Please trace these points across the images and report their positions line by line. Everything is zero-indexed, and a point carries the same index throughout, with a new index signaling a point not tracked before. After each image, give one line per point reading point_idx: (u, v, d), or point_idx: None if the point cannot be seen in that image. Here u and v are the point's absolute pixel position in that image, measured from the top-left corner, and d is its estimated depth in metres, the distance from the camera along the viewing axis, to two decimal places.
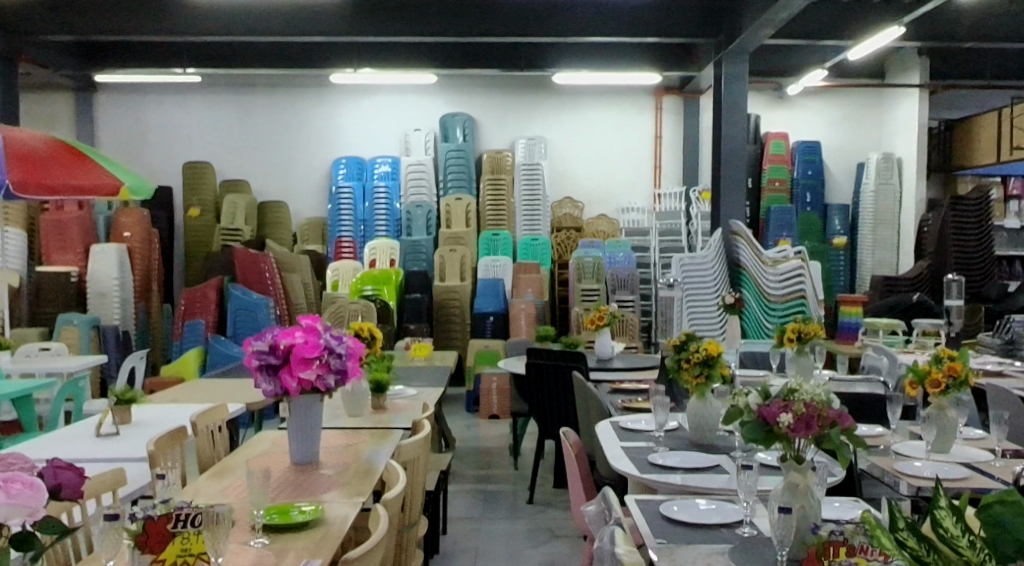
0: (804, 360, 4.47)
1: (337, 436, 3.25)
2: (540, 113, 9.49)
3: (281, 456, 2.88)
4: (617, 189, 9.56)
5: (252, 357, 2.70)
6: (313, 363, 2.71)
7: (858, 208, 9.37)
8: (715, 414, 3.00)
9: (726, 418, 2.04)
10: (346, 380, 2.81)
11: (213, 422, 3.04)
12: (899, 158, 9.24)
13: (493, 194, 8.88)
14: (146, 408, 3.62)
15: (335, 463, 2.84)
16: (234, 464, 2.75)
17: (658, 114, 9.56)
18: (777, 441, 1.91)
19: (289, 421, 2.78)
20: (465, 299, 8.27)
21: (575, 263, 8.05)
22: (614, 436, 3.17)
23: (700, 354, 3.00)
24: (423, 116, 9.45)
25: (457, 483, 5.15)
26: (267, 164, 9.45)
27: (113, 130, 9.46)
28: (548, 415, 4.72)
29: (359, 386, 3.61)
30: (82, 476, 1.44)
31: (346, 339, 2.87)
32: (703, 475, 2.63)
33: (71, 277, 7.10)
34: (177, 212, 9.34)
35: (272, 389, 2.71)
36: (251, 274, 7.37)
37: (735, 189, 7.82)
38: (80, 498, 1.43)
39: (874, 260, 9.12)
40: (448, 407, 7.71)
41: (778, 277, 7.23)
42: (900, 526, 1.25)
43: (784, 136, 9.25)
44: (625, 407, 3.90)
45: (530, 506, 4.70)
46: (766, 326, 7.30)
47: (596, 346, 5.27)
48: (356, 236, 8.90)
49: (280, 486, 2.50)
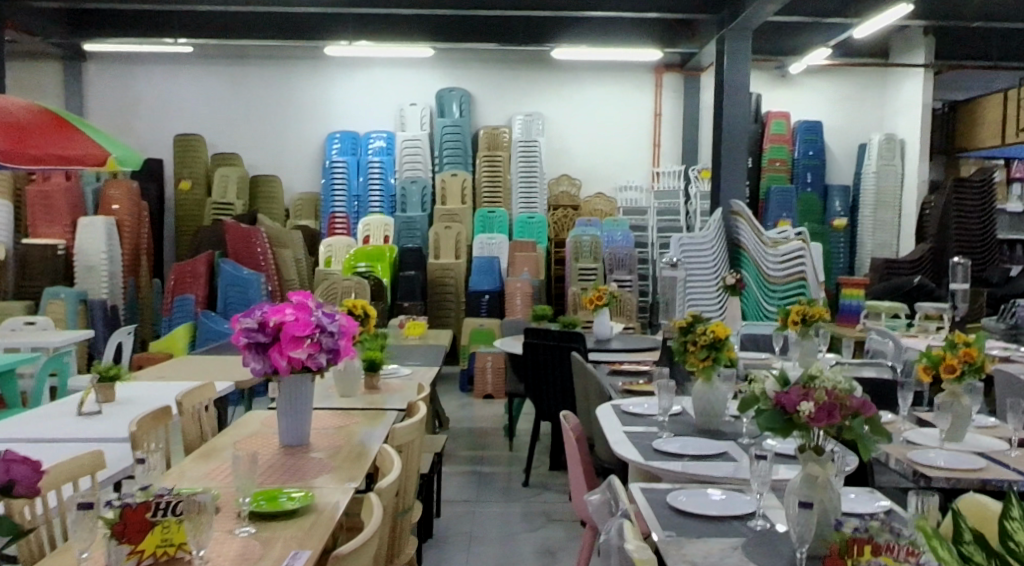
0: (808, 343, 4.37)
1: (328, 417, 3.14)
2: (538, 89, 9.33)
3: (270, 437, 2.76)
4: (615, 167, 9.42)
5: (240, 334, 2.58)
6: (304, 342, 2.59)
7: (860, 189, 9.25)
8: (721, 398, 2.90)
9: (741, 405, 1.95)
10: (338, 359, 2.68)
11: (199, 401, 2.91)
12: (902, 140, 9.12)
13: (489, 170, 8.74)
14: (132, 385, 3.50)
15: (326, 445, 2.72)
16: (221, 446, 2.64)
17: (658, 91, 9.41)
18: (796, 429, 1.81)
19: (279, 402, 2.66)
20: (460, 277, 8.14)
21: (572, 241, 7.92)
22: (616, 420, 3.07)
23: (707, 337, 2.91)
24: (419, 90, 9.27)
25: (451, 464, 5.05)
26: (260, 137, 9.28)
27: (102, 100, 9.25)
28: (546, 397, 4.61)
29: (352, 364, 3.49)
30: (36, 472, 1.41)
31: (339, 316, 2.73)
32: (708, 462, 2.52)
33: (58, 250, 6.95)
34: (167, 185, 9.16)
35: (261, 368, 2.59)
36: (242, 248, 7.22)
37: (735, 168, 7.70)
38: (34, 495, 1.39)
39: (874, 242, 9.03)
40: (442, 386, 7.61)
41: (779, 258, 7.12)
42: (965, 539, 1.21)
43: (785, 116, 9.10)
44: (625, 390, 3.77)
45: (525, 489, 4.61)
46: (766, 308, 7.19)
47: (594, 326, 5.16)
48: (350, 212, 8.76)
49: (268, 471, 2.38)
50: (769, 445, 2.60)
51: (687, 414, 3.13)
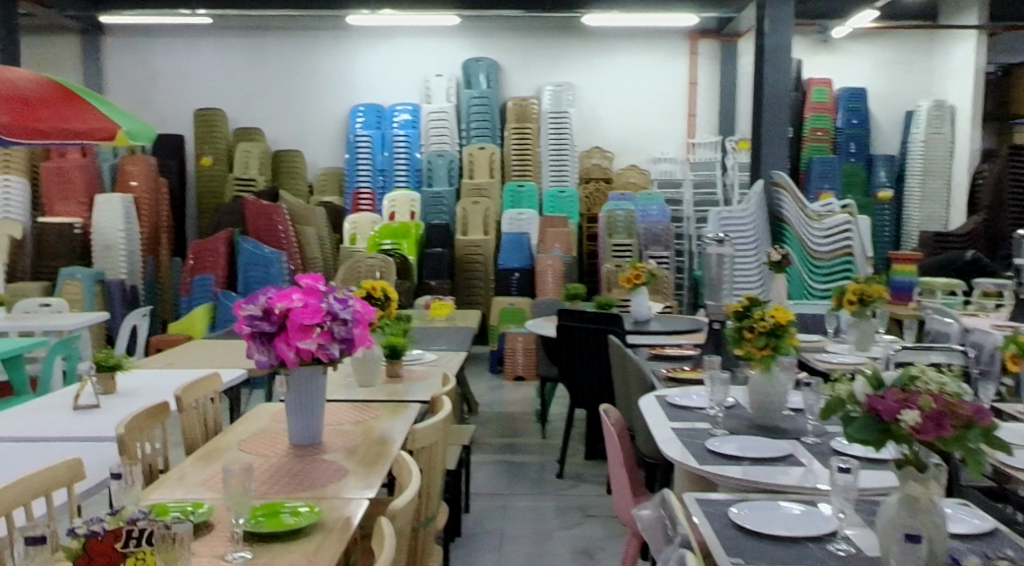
0: (865, 324, 4.02)
1: (345, 410, 2.88)
2: (568, 57, 8.94)
3: (279, 436, 2.49)
4: (648, 138, 9.03)
5: (243, 323, 2.31)
6: (313, 331, 2.31)
7: (906, 159, 8.76)
8: (782, 391, 2.59)
9: (824, 410, 1.63)
10: (352, 349, 2.39)
11: (204, 394, 2.63)
12: (952, 106, 8.61)
13: (518, 143, 8.39)
14: (137, 373, 3.27)
15: (341, 445, 2.46)
16: (224, 449, 2.37)
17: (693, 59, 8.98)
18: (892, 442, 1.50)
19: (289, 396, 2.41)
20: (488, 257, 7.86)
21: (605, 217, 7.55)
22: (662, 414, 2.77)
23: (768, 323, 2.58)
24: (444, 61, 8.94)
25: (480, 453, 4.78)
26: (281, 111, 9.02)
27: (121, 75, 9.04)
28: (581, 382, 4.30)
29: (372, 351, 3.21)
30: None
31: (353, 300, 2.44)
32: (774, 467, 2.21)
33: (75, 228, 6.74)
34: (189, 161, 8.95)
35: (267, 360, 2.31)
36: (264, 226, 6.99)
37: (777, 138, 7.29)
38: None
39: (923, 215, 8.54)
40: (471, 367, 7.35)
41: (823, 231, 6.78)
42: None
43: (828, 83, 8.64)
44: (669, 378, 3.45)
45: (559, 481, 4.32)
46: (811, 286, 6.80)
47: (632, 307, 4.86)
48: (375, 187, 8.49)
49: (273, 479, 2.11)
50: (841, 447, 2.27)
51: (742, 407, 2.81)
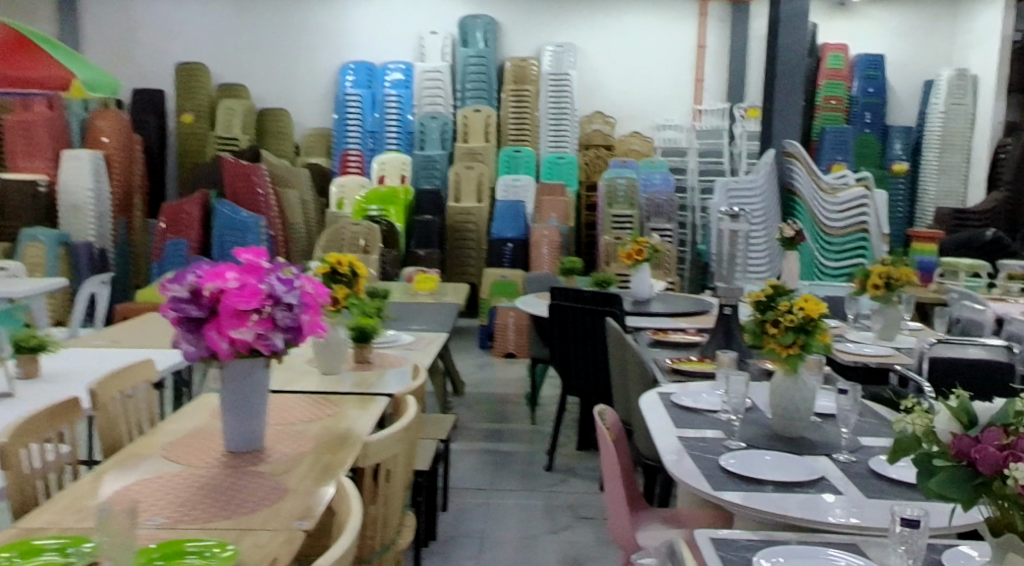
0: (891, 311, 3.63)
1: (302, 402, 2.49)
2: (569, 17, 8.46)
3: (215, 438, 2.11)
4: (652, 105, 8.56)
5: (167, 307, 1.91)
6: (250, 317, 1.91)
7: (923, 130, 8.29)
8: (810, 395, 2.20)
9: (893, 451, 1.28)
10: (299, 338, 1.99)
11: (126, 386, 2.25)
12: (974, 76, 8.09)
13: (516, 105, 7.92)
14: (69, 355, 2.87)
15: (285, 451, 2.06)
16: (146, 455, 2.00)
17: (702, 20, 8.46)
18: (986, 503, 1.15)
19: (223, 394, 2.02)
20: (482, 224, 7.43)
21: (605, 185, 7.12)
22: (667, 418, 2.38)
23: (796, 317, 2.17)
24: (440, 17, 8.45)
25: (465, 440, 4.41)
26: (266, 68, 8.53)
27: (98, 26, 8.52)
28: (575, 367, 3.91)
29: (336, 335, 2.81)
30: None
31: (301, 280, 2.03)
32: (804, 495, 1.83)
33: (39, 186, 6.28)
34: (169, 118, 8.48)
35: (195, 351, 1.92)
36: (242, 187, 6.54)
37: (791, 106, 6.85)
38: None
39: (938, 189, 8.08)
40: (459, 342, 6.95)
41: (838, 206, 6.38)
42: None
43: (844, 48, 8.21)
44: (673, 369, 3.06)
45: (548, 474, 3.96)
46: (823, 264, 6.45)
47: (632, 285, 4.47)
48: (365, 149, 8.04)
49: (193, 501, 1.72)
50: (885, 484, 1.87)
51: (762, 412, 2.42)
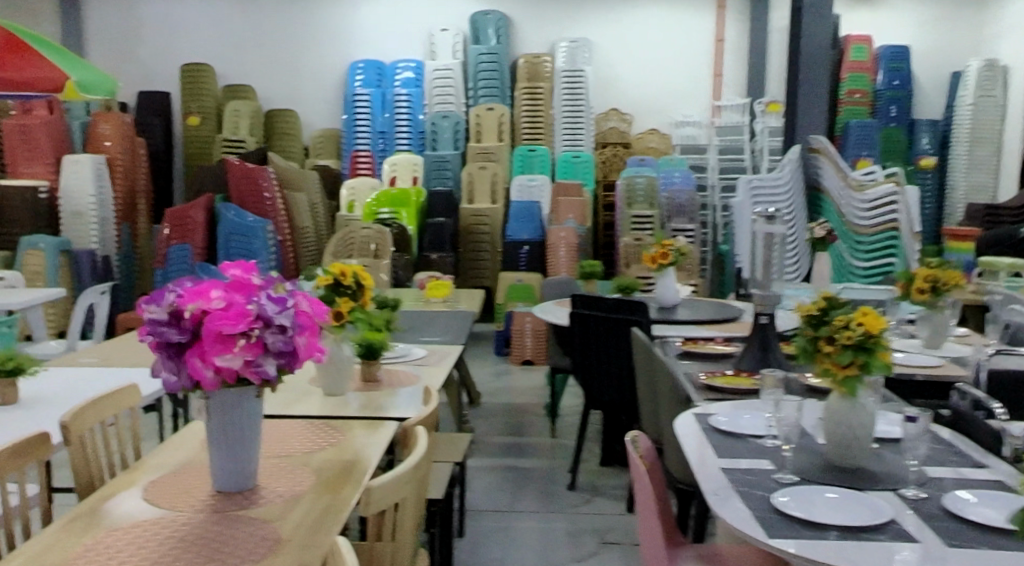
0: (938, 317, 3.35)
1: (303, 429, 2.26)
2: (583, 12, 8.22)
3: (204, 476, 1.88)
4: (670, 100, 8.29)
5: (145, 330, 1.70)
6: (237, 341, 1.68)
7: (951, 123, 7.98)
8: (869, 421, 1.96)
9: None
10: (293, 363, 1.76)
11: (104, 416, 2.02)
12: (1005, 66, 7.77)
13: (529, 104, 7.69)
14: (52, 376, 2.66)
15: (279, 491, 1.83)
16: (124, 497, 1.77)
17: (720, 13, 8.20)
18: None
19: (209, 428, 1.79)
20: (496, 225, 7.16)
21: (624, 183, 6.88)
22: (707, 444, 2.14)
23: (855, 334, 1.93)
24: (450, 14, 8.22)
25: (481, 456, 4.18)
26: (273, 67, 8.33)
27: (102, 27, 8.35)
28: (598, 380, 3.68)
29: (341, 354, 2.59)
30: None
31: (294, 298, 1.80)
32: (876, 544, 1.58)
33: (40, 192, 6.10)
34: (176, 119, 8.30)
35: (176, 381, 1.70)
36: (247, 190, 6.34)
37: (816, 100, 6.57)
38: None
39: (968, 184, 7.77)
40: (474, 349, 6.72)
41: (868, 203, 6.08)
42: None
43: (867, 39, 7.94)
44: (708, 388, 2.78)
45: (571, 493, 3.72)
46: (852, 264, 6.14)
47: (657, 290, 4.23)
48: (375, 150, 7.83)
49: (169, 558, 1.50)
50: (970, 533, 1.62)
51: (812, 437, 2.19)
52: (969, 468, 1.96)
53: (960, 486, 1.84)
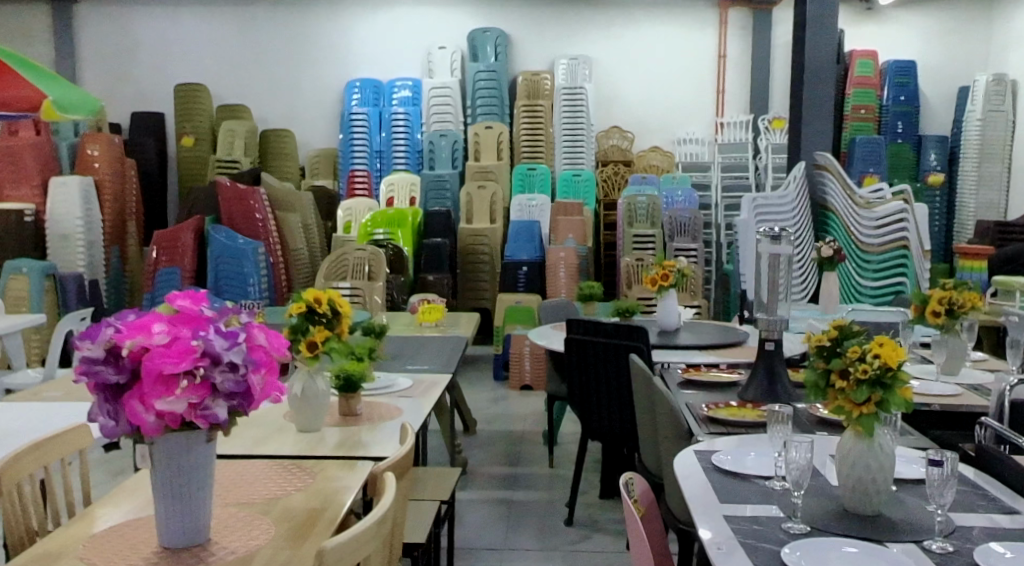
0: (954, 341, 3.12)
1: (269, 471, 2.08)
2: (584, 29, 8.09)
3: (150, 530, 1.70)
4: (673, 118, 8.14)
5: (81, 371, 1.53)
6: (180, 383, 1.50)
7: (960, 139, 7.78)
8: (889, 463, 1.77)
9: None
10: (247, 405, 1.58)
11: (43, 462, 1.84)
12: (1014, 81, 7.59)
13: (529, 122, 7.56)
14: (7, 412, 2.49)
15: (231, 546, 1.64)
16: (58, 555, 1.60)
17: (722, 28, 8.05)
18: None
19: (155, 475, 1.61)
20: (495, 245, 7.00)
21: (626, 202, 6.68)
22: (709, 485, 1.95)
23: (871, 368, 1.75)
24: (447, 32, 8.10)
25: (475, 488, 3.98)
26: (269, 86, 8.22)
27: (97, 48, 8.25)
28: (597, 409, 3.48)
29: (315, 388, 2.39)
30: None
31: (248, 332, 1.61)
32: None
33: (26, 215, 5.96)
34: (170, 140, 8.19)
35: (116, 426, 1.53)
36: (238, 212, 6.16)
37: (821, 116, 6.40)
38: None
39: (978, 201, 7.58)
40: (471, 373, 6.53)
41: (875, 222, 5.93)
42: None
43: (873, 54, 7.77)
44: (709, 419, 2.61)
45: (568, 529, 3.52)
46: (861, 283, 5.95)
47: (659, 314, 4.04)
48: (373, 170, 7.68)
49: None
50: None
51: (825, 478, 2.00)
52: (1000, 515, 1.77)
53: (992, 538, 1.65)
